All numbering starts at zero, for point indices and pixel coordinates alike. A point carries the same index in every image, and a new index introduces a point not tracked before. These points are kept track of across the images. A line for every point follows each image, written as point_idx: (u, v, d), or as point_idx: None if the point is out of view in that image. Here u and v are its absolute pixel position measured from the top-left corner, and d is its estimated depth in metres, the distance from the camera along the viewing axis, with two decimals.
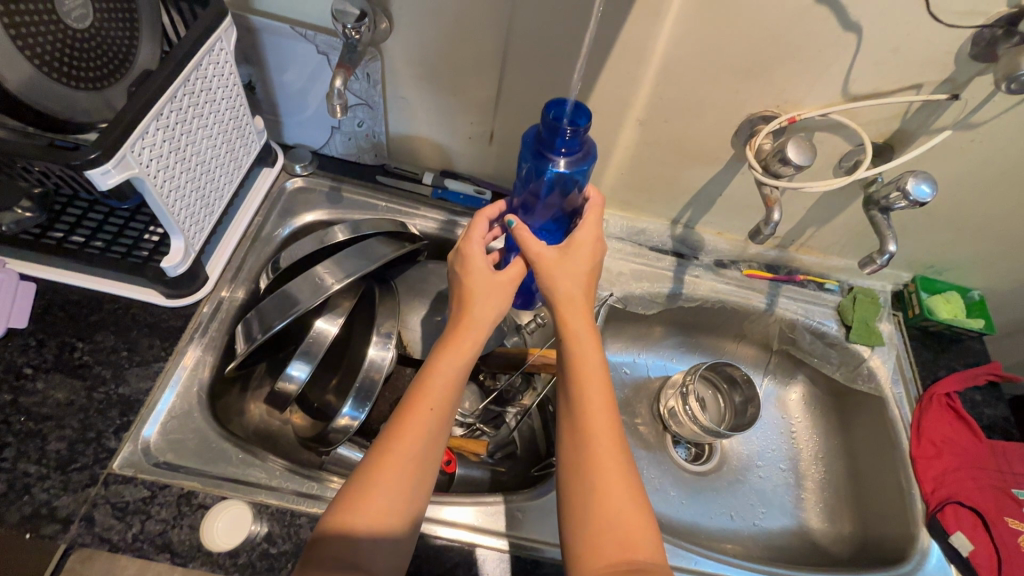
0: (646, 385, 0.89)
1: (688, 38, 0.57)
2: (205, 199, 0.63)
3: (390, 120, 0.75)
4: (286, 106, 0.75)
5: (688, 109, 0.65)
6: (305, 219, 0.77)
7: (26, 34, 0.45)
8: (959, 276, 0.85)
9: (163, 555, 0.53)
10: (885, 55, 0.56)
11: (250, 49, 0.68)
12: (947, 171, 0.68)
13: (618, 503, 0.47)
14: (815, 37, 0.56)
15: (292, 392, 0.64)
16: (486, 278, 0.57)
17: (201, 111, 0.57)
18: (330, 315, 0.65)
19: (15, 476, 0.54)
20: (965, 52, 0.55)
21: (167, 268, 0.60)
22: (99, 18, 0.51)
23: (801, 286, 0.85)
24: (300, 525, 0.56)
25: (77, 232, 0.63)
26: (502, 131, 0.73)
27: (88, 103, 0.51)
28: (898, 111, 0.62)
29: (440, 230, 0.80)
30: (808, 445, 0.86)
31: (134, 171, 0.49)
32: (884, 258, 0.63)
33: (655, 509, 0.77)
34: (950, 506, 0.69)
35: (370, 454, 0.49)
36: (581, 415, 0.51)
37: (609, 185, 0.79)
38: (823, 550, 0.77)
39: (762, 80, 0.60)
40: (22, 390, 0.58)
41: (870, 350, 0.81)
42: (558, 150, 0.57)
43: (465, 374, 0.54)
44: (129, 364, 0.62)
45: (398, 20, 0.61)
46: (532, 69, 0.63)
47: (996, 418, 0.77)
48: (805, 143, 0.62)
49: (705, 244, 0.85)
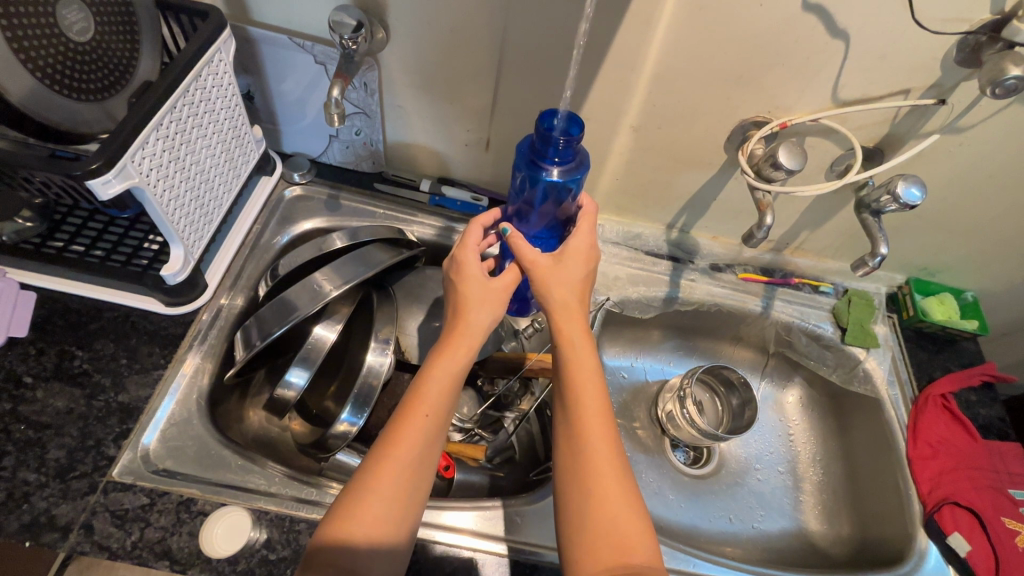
0: (644, 389, 0.89)
1: (679, 46, 0.58)
2: (204, 207, 0.63)
3: (387, 128, 0.76)
4: (285, 115, 0.76)
5: (681, 115, 0.66)
6: (303, 227, 0.78)
7: (28, 47, 0.45)
8: (952, 277, 0.85)
9: (163, 562, 0.53)
10: (872, 61, 0.57)
11: (248, 60, 0.69)
12: (937, 174, 0.69)
13: (615, 507, 0.48)
14: (803, 44, 0.57)
15: (291, 398, 0.64)
16: (481, 285, 0.58)
17: (200, 121, 0.58)
18: (329, 321, 0.65)
19: (14, 484, 0.54)
20: (952, 58, 0.56)
21: (166, 276, 0.61)
22: (99, 31, 0.52)
23: (797, 289, 0.85)
24: (299, 531, 0.56)
25: (77, 241, 0.63)
26: (498, 137, 0.74)
27: (89, 115, 0.52)
28: (888, 116, 0.63)
29: (437, 237, 0.81)
30: (806, 447, 0.87)
31: (134, 180, 0.50)
32: (876, 261, 0.64)
33: (655, 512, 0.78)
34: (947, 506, 0.69)
35: (367, 461, 0.50)
36: (576, 420, 0.52)
37: (604, 190, 0.80)
38: (822, 552, 0.78)
39: (753, 86, 0.61)
40: (22, 399, 0.59)
41: (865, 352, 0.82)
42: (551, 159, 0.58)
43: (460, 380, 0.54)
44: (129, 372, 0.63)
45: (394, 31, 0.62)
46: (526, 77, 0.64)
47: (992, 418, 0.77)
48: (796, 148, 0.62)
49: (700, 248, 0.86)
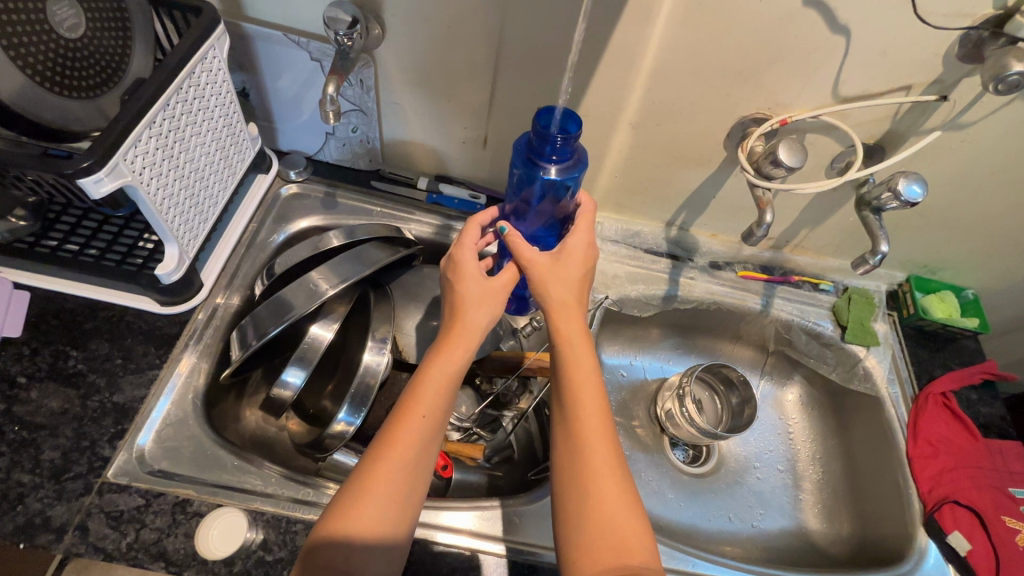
0: (643, 387, 0.89)
1: (677, 42, 0.58)
2: (199, 206, 0.63)
3: (384, 125, 0.75)
4: (280, 113, 0.76)
5: (681, 111, 0.65)
6: (299, 225, 0.77)
7: (18, 44, 0.45)
8: (953, 275, 0.85)
9: (157, 564, 0.52)
10: (873, 57, 0.57)
11: (244, 57, 0.68)
12: (939, 171, 0.68)
13: (613, 509, 0.47)
14: (803, 40, 0.56)
15: (287, 398, 0.64)
16: (478, 285, 0.57)
17: (194, 119, 0.57)
18: (325, 320, 0.65)
19: (9, 485, 0.54)
20: (954, 54, 0.55)
21: (161, 275, 0.60)
22: (90, 27, 0.51)
23: (797, 287, 0.85)
24: (295, 532, 0.56)
25: (71, 240, 0.62)
26: (496, 135, 0.73)
27: (81, 112, 0.51)
28: (889, 112, 0.62)
29: (435, 235, 0.80)
30: (806, 445, 0.86)
31: (127, 179, 0.49)
32: (877, 258, 0.63)
33: (654, 512, 0.77)
34: (947, 505, 0.69)
35: (363, 462, 0.49)
36: (575, 421, 0.51)
37: (603, 188, 0.80)
38: (822, 550, 0.77)
39: (752, 83, 0.61)
40: (16, 399, 0.58)
41: (865, 350, 0.81)
42: (549, 157, 0.57)
43: (458, 380, 0.54)
44: (124, 372, 0.62)
45: (390, 27, 0.62)
46: (523, 74, 0.64)
47: (992, 417, 0.77)
48: (796, 145, 0.62)
49: (699, 246, 0.86)
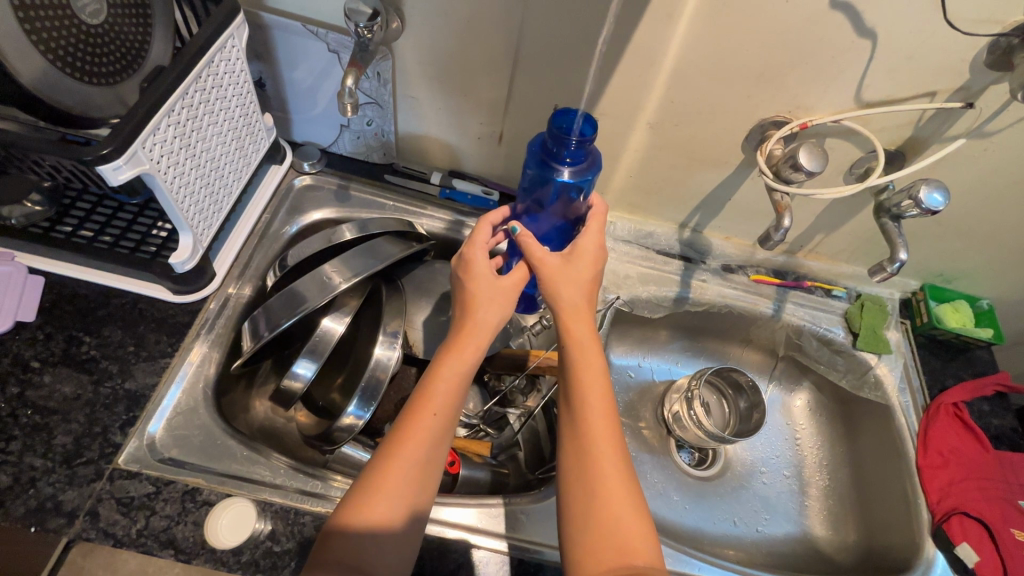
0: (650, 389, 0.89)
1: (700, 41, 0.57)
2: (213, 196, 0.63)
3: (399, 119, 0.75)
4: (296, 103, 0.75)
5: (700, 112, 0.64)
6: (311, 217, 0.77)
7: (40, 27, 0.45)
8: (968, 285, 0.84)
9: (166, 551, 0.52)
10: (899, 62, 0.56)
11: (261, 47, 0.68)
12: (960, 179, 0.68)
13: (619, 509, 0.47)
14: (828, 44, 0.55)
15: (297, 389, 0.63)
16: (489, 283, 0.57)
17: (212, 108, 0.57)
18: (337, 314, 0.65)
19: (21, 469, 0.54)
20: (981, 61, 0.55)
21: (174, 264, 0.60)
22: (112, 15, 0.51)
23: (809, 292, 0.84)
24: (303, 524, 0.56)
25: (86, 227, 0.63)
26: (512, 131, 0.73)
27: (100, 99, 0.51)
28: (913, 118, 0.62)
29: (446, 230, 0.80)
30: (813, 452, 0.86)
31: (144, 167, 0.49)
32: (895, 266, 0.62)
33: (658, 514, 0.77)
34: (955, 517, 0.68)
35: (375, 458, 0.49)
36: (583, 423, 0.51)
37: (617, 188, 0.79)
38: (826, 557, 0.77)
39: (774, 85, 0.60)
40: (29, 383, 0.58)
41: (877, 358, 0.80)
42: (564, 159, 0.57)
43: (467, 380, 0.53)
44: (136, 360, 0.62)
45: (410, 20, 0.61)
46: (543, 71, 0.63)
47: (1003, 428, 0.77)
48: (817, 150, 0.61)
49: (712, 248, 0.85)
